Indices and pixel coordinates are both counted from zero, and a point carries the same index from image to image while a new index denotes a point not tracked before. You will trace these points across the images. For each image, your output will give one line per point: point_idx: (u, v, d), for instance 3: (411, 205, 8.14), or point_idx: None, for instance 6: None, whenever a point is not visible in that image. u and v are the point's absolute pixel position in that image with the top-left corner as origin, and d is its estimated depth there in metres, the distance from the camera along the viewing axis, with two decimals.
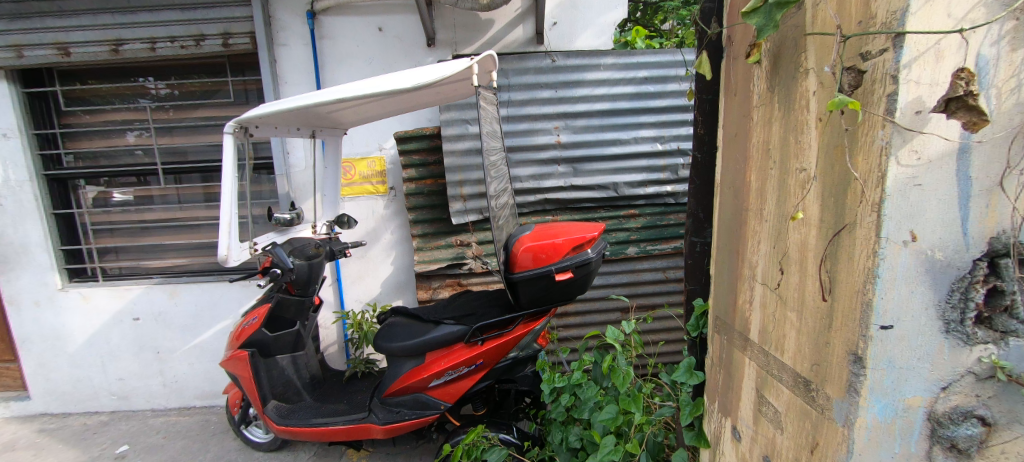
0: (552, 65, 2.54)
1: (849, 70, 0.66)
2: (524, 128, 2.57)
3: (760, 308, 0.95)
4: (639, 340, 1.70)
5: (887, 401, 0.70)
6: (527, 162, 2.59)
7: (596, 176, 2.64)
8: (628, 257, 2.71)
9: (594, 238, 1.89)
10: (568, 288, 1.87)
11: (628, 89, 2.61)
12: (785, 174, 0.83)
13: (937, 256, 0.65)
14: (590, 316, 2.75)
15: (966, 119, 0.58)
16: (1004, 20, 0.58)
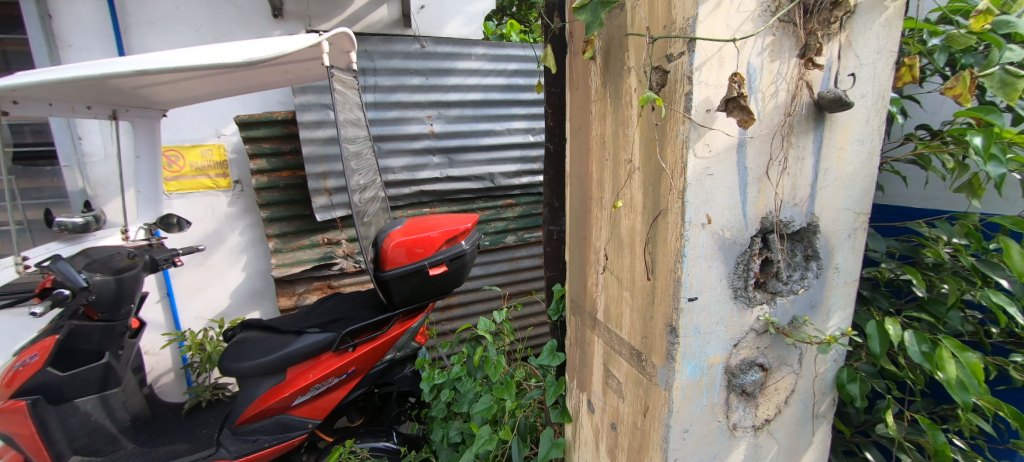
0: (421, 51, 2.40)
1: (656, 70, 0.74)
2: (394, 115, 2.40)
3: (604, 290, 1.03)
4: (511, 328, 1.69)
5: (696, 362, 0.80)
6: (399, 152, 2.44)
7: (471, 166, 2.61)
8: (507, 246, 2.77)
9: (468, 229, 1.86)
10: (442, 283, 1.82)
11: (499, 81, 2.62)
12: (617, 164, 0.90)
13: (726, 235, 0.76)
14: (472, 307, 2.75)
15: (740, 117, 0.67)
16: (765, 34, 0.70)
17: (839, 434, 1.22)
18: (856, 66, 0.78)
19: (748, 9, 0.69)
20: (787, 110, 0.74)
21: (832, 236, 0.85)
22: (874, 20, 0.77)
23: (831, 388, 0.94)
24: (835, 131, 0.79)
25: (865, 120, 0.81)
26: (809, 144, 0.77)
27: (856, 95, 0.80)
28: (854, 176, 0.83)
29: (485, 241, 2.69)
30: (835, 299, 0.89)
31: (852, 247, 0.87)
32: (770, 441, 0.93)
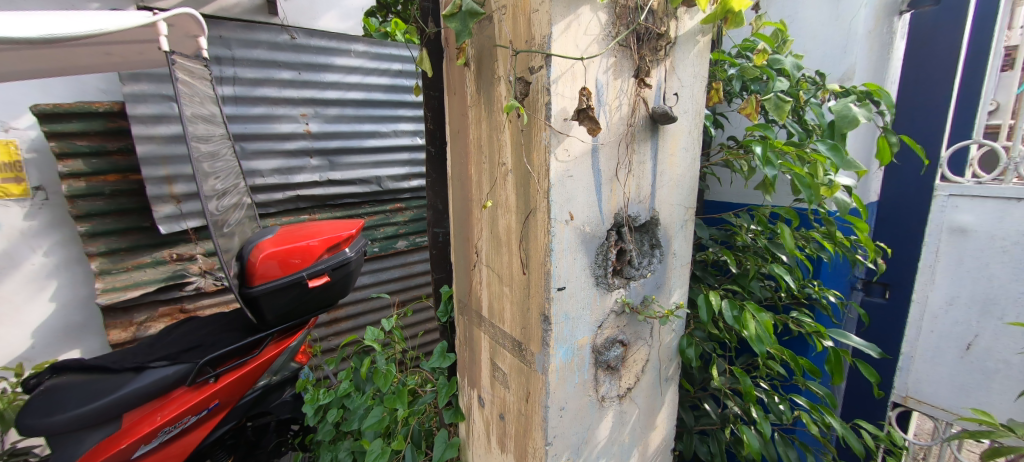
0: (291, 43, 2.21)
1: (520, 80, 0.81)
2: (261, 112, 2.17)
3: (487, 287, 1.08)
4: (401, 335, 1.65)
5: (567, 345, 0.89)
6: (268, 153, 2.20)
7: (355, 169, 2.48)
8: (399, 251, 2.72)
9: (352, 235, 1.78)
10: (323, 295, 1.71)
11: (382, 81, 2.53)
12: (492, 168, 0.96)
13: (586, 229, 0.86)
14: (360, 318, 2.61)
15: (589, 126, 0.77)
16: (608, 55, 0.82)
17: (685, 391, 1.50)
18: (679, 87, 0.96)
19: (594, 32, 0.79)
20: (629, 121, 0.87)
21: (669, 227, 1.02)
22: (689, 51, 0.97)
23: (675, 354, 1.13)
24: (666, 140, 0.96)
25: (687, 132, 1.00)
26: (647, 151, 0.92)
27: (680, 111, 0.98)
28: (682, 176, 1.02)
29: (375, 247, 2.59)
30: (675, 279, 1.07)
31: (685, 235, 1.06)
32: (632, 406, 1.07)
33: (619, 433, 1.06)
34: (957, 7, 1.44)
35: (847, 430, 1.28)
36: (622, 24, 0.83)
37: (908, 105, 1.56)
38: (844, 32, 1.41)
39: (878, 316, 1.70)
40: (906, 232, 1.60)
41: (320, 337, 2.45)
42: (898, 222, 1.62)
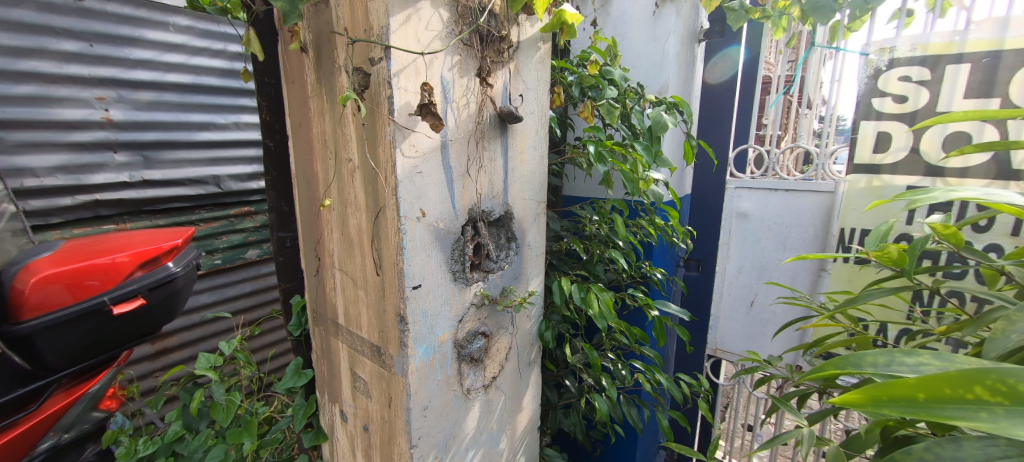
0: (76, 6, 1.71)
1: (358, 71, 0.77)
2: (30, 92, 1.66)
3: (341, 293, 1.00)
4: (248, 357, 1.42)
5: (427, 343, 0.88)
6: (48, 146, 1.70)
7: (181, 168, 2.04)
8: (249, 261, 2.34)
9: (177, 246, 1.46)
10: (139, 320, 1.37)
11: (215, 63, 2.11)
12: (339, 164, 0.89)
13: (440, 226, 0.87)
14: (199, 344, 2.15)
15: (432, 122, 0.78)
16: (451, 52, 0.83)
17: (549, 371, 1.63)
18: (524, 89, 1.02)
19: (435, 28, 0.80)
20: (477, 119, 0.90)
21: (523, 221, 1.09)
22: (532, 57, 1.04)
23: (537, 338, 1.22)
24: (515, 139, 1.02)
25: (535, 131, 1.08)
26: (497, 148, 0.97)
27: (527, 111, 1.05)
28: (533, 173, 1.09)
29: (218, 258, 2.18)
30: (531, 269, 1.14)
31: (538, 228, 1.14)
32: (498, 394, 1.11)
33: (487, 421, 1.09)
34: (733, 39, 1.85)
35: (671, 382, 1.55)
36: (464, 23, 0.85)
37: (710, 114, 1.95)
38: (660, 50, 1.67)
39: (695, 287, 2.07)
40: (708, 217, 1.98)
41: (143, 374, 1.97)
42: (705, 208, 2.00)
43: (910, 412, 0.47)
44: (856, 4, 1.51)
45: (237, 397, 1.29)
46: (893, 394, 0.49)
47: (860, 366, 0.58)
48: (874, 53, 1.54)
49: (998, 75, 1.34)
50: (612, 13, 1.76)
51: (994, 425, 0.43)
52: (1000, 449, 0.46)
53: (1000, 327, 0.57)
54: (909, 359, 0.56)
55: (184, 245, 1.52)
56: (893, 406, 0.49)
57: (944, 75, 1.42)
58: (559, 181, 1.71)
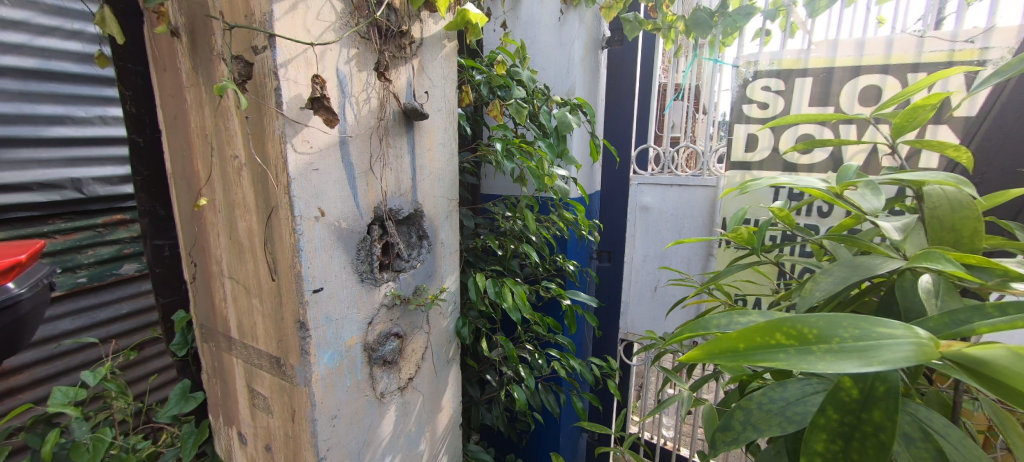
0: None
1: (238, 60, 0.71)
2: None
3: (232, 303, 0.92)
4: (121, 386, 1.21)
5: (333, 349, 0.85)
6: None
7: (28, 169, 1.62)
8: (123, 278, 1.96)
9: (20, 263, 1.21)
10: None
11: (71, 47, 1.72)
12: (223, 162, 0.81)
13: (343, 225, 0.83)
14: (59, 379, 1.75)
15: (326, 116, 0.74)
16: (348, 45, 0.81)
17: (470, 368, 1.65)
18: (429, 86, 1.02)
19: (328, 19, 0.76)
20: (379, 115, 0.88)
21: (434, 218, 1.09)
22: (437, 54, 1.04)
23: (454, 336, 1.23)
24: (423, 136, 1.02)
25: (443, 129, 1.08)
26: (403, 145, 0.96)
27: (433, 109, 1.05)
28: (443, 170, 1.10)
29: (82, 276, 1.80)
30: (445, 266, 1.15)
31: (450, 225, 1.15)
32: (415, 395, 1.10)
33: (404, 424, 1.07)
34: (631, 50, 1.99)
35: (584, 367, 1.64)
36: (360, 15, 0.82)
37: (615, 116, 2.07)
38: (566, 55, 1.76)
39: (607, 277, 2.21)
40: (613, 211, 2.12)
41: None
42: (612, 203, 2.14)
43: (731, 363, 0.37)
44: (727, 24, 1.73)
45: (108, 433, 1.11)
46: (719, 343, 0.38)
47: (703, 327, 0.49)
48: (743, 65, 1.77)
49: (832, 88, 1.63)
50: (521, 17, 1.79)
51: (796, 364, 0.34)
52: (812, 386, 0.51)
53: (808, 286, 0.56)
54: (743, 317, 0.49)
55: (31, 261, 1.27)
56: (719, 358, 0.39)
57: (796, 86, 1.68)
58: (475, 179, 1.72)
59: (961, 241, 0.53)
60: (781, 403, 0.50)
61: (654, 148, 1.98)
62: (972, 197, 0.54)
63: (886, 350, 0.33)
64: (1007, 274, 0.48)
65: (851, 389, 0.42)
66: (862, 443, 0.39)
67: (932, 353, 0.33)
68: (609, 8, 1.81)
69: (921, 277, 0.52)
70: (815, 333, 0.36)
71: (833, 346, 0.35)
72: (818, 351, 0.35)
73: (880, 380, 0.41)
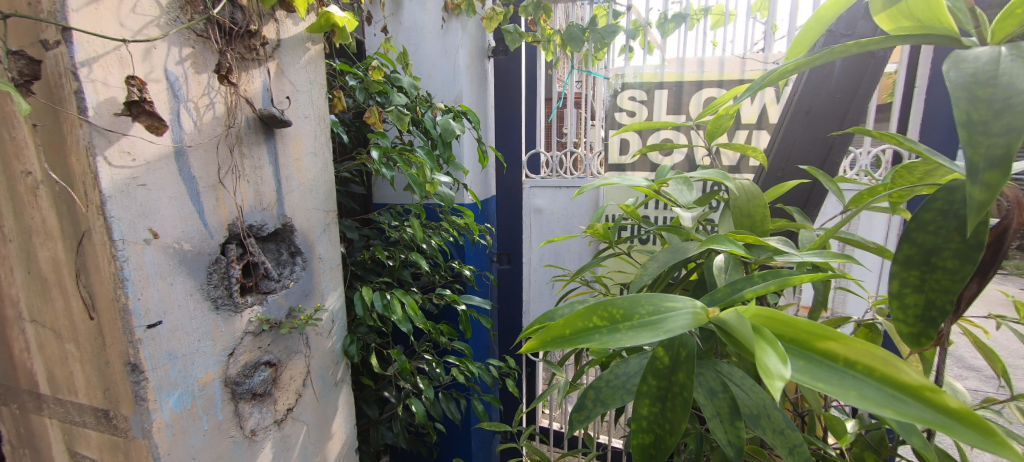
0: None
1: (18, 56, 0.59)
2: None
3: (38, 352, 0.75)
4: None
5: (180, 390, 0.74)
6: None
7: None
8: None
9: None
10: None
11: None
12: (13, 180, 0.66)
13: (185, 247, 0.74)
14: None
15: (148, 123, 0.65)
16: (181, 44, 0.72)
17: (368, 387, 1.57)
18: (291, 92, 0.95)
19: (149, 13, 0.67)
20: (227, 122, 0.80)
21: (308, 233, 1.02)
22: (299, 57, 0.97)
23: (342, 356, 1.16)
24: (287, 145, 0.95)
25: (312, 137, 1.02)
26: (262, 155, 0.88)
27: (299, 115, 0.98)
28: (314, 181, 1.03)
29: None
30: (324, 283, 1.08)
31: (328, 239, 1.09)
32: (297, 426, 1.01)
33: None
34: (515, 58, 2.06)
35: (483, 369, 1.65)
36: (194, 11, 0.74)
37: (505, 123, 2.11)
38: (451, 63, 1.75)
39: (506, 280, 2.27)
40: (507, 214, 2.19)
41: None
42: (506, 208, 2.19)
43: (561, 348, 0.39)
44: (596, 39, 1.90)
45: None
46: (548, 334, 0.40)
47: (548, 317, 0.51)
48: (612, 77, 1.98)
49: (683, 99, 1.89)
50: (403, 22, 1.79)
51: (609, 343, 0.37)
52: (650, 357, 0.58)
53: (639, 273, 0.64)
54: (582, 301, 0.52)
55: None
56: (551, 345, 0.41)
57: (655, 97, 1.92)
58: (360, 188, 1.62)
59: (752, 226, 0.65)
60: (625, 377, 0.56)
61: (545, 155, 2.09)
62: (759, 190, 0.66)
63: (672, 320, 0.39)
64: (775, 250, 0.58)
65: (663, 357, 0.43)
66: (671, 403, 0.42)
67: (703, 320, 0.39)
68: (490, 19, 1.84)
69: (718, 257, 0.62)
70: (622, 311, 0.40)
71: (635, 321, 0.39)
72: (625, 328, 0.39)
73: (682, 345, 0.42)
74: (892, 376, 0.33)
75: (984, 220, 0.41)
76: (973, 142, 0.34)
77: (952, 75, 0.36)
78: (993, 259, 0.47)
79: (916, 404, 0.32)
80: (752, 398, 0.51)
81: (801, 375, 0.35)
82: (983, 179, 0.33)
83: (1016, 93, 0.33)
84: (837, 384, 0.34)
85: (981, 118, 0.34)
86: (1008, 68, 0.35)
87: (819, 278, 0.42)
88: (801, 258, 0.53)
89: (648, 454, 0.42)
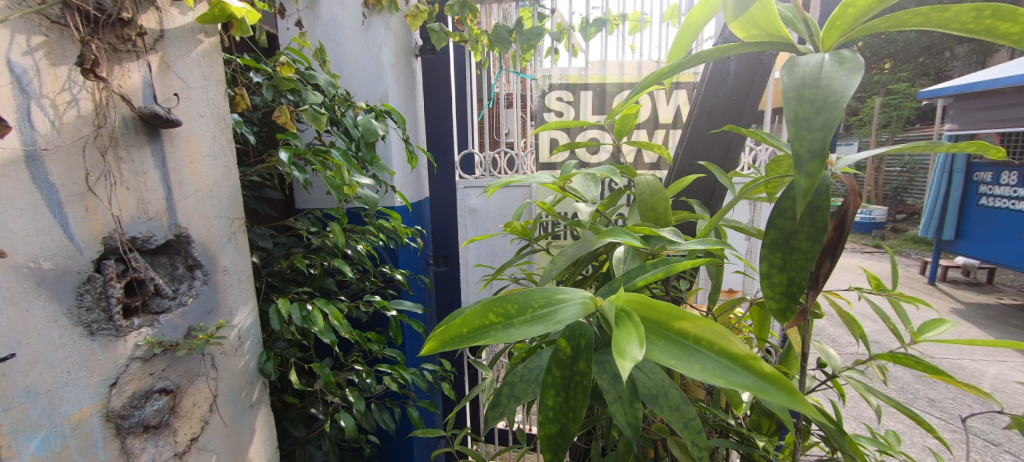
0: None
1: None
2: None
3: None
4: None
5: (47, 431, 0.65)
6: None
7: None
8: None
9: None
10: None
11: None
12: None
13: (45, 266, 0.65)
14: None
15: None
16: (31, 31, 0.63)
17: (293, 406, 1.47)
18: (181, 87, 0.86)
19: None
20: (97, 122, 0.70)
21: (209, 243, 0.93)
22: (190, 50, 0.88)
23: (257, 374, 1.07)
24: (179, 147, 0.85)
25: (210, 137, 0.93)
26: (147, 158, 0.79)
27: (192, 114, 0.89)
28: (214, 186, 0.94)
29: None
30: (231, 297, 0.99)
31: (234, 249, 1.00)
32: (204, 456, 0.91)
33: None
34: (443, 57, 2.03)
35: (417, 375, 1.61)
36: None
37: (434, 123, 2.07)
38: (374, 60, 1.68)
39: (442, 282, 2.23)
40: (442, 215, 2.15)
41: None
42: (438, 210, 2.15)
43: (458, 347, 0.39)
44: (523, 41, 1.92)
45: None
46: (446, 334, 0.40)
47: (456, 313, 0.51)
48: (539, 79, 2.03)
49: (606, 100, 2.01)
50: (320, 17, 1.68)
51: (502, 338, 0.39)
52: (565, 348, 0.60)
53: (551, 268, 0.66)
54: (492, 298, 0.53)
55: None
56: (449, 346, 0.40)
57: (581, 98, 2.02)
58: (277, 192, 1.49)
59: (656, 218, 0.69)
60: (539, 371, 0.58)
61: (477, 154, 2.10)
62: (660, 185, 0.71)
63: (562, 311, 0.41)
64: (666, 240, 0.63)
65: (564, 345, 0.44)
66: (573, 392, 0.43)
67: (591, 308, 0.42)
68: (414, 16, 1.79)
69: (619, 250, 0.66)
70: (516, 304, 0.41)
71: (528, 315, 0.41)
72: (519, 322, 0.40)
73: (580, 335, 0.43)
74: (735, 352, 0.35)
75: (825, 206, 0.47)
76: (800, 137, 0.38)
77: (785, 79, 0.41)
78: (836, 241, 0.53)
79: (752, 376, 0.34)
80: (652, 379, 0.55)
81: (663, 357, 0.36)
82: (807, 168, 0.37)
83: (832, 93, 0.38)
84: (686, 360, 0.35)
85: (806, 116, 0.38)
86: (828, 72, 0.40)
87: (696, 265, 0.47)
88: (686, 247, 0.57)
89: (556, 444, 0.44)
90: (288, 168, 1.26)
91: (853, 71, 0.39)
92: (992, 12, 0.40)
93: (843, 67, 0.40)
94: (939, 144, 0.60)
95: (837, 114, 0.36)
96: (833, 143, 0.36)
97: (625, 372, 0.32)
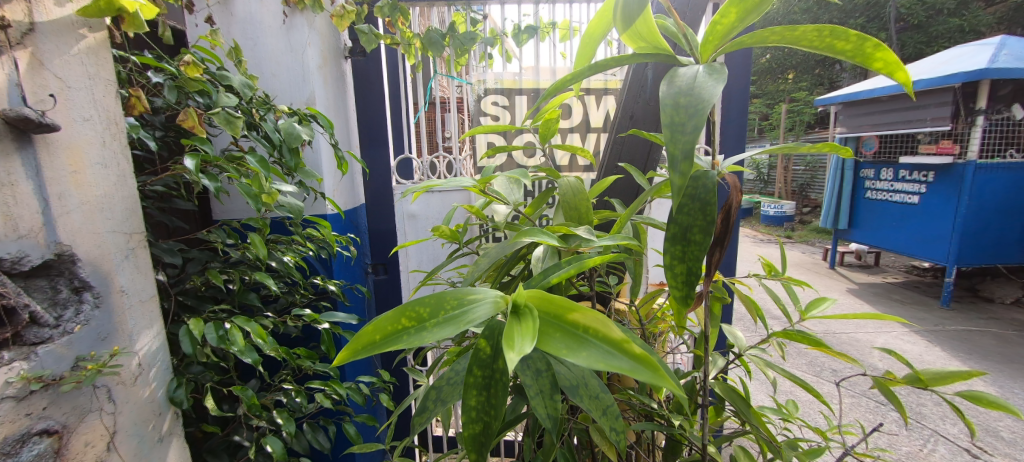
0: None
1: None
2: None
3: None
4: None
5: None
6: None
7: None
8: None
9: None
10: None
11: None
12: None
13: None
14: None
15: None
16: None
17: (214, 434, 1.34)
18: (59, 87, 0.76)
19: None
20: None
21: (101, 262, 0.84)
22: (71, 46, 0.79)
23: (166, 403, 0.97)
24: (57, 154, 0.76)
25: (99, 143, 0.84)
26: (17, 167, 0.69)
27: (75, 118, 0.79)
28: (106, 198, 0.84)
29: None
30: (132, 320, 0.89)
31: (134, 267, 0.90)
32: None
33: None
34: (374, 59, 1.97)
35: (353, 389, 1.53)
36: None
37: (368, 127, 2.00)
38: (298, 60, 1.59)
39: (382, 291, 2.15)
40: (380, 221, 2.09)
41: None
42: (376, 214, 2.09)
43: (371, 354, 0.40)
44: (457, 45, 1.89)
45: None
46: (360, 341, 0.40)
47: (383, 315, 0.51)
48: (475, 83, 2.05)
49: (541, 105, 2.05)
50: (236, 13, 1.56)
51: (414, 342, 0.39)
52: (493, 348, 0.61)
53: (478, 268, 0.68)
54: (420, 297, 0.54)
55: None
56: (362, 353, 0.41)
57: (516, 102, 2.05)
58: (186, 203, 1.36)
59: (579, 218, 0.72)
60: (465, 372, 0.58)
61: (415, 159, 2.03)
62: (582, 186, 0.74)
63: (474, 312, 0.42)
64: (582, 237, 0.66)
65: (484, 345, 0.44)
66: (494, 390, 0.43)
67: (501, 306, 0.42)
68: (340, 17, 1.72)
69: (539, 249, 0.69)
70: (428, 308, 0.41)
71: (440, 318, 0.41)
72: (431, 325, 0.41)
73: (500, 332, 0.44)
74: (618, 337, 0.38)
75: (713, 202, 0.52)
76: (675, 139, 0.42)
77: (665, 88, 0.45)
78: (725, 232, 0.60)
79: (628, 359, 0.37)
80: (573, 372, 0.58)
81: (557, 346, 0.38)
82: (681, 168, 0.42)
83: (701, 101, 0.42)
84: (577, 349, 0.38)
85: (680, 120, 0.42)
86: (700, 82, 0.45)
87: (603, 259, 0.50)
88: (598, 242, 0.61)
89: (480, 442, 0.44)
90: (196, 176, 1.15)
91: (720, 80, 0.43)
92: (830, 32, 0.47)
93: (713, 77, 0.45)
94: (806, 145, 0.70)
95: (702, 119, 0.41)
96: (699, 144, 0.41)
97: (511, 365, 0.34)
